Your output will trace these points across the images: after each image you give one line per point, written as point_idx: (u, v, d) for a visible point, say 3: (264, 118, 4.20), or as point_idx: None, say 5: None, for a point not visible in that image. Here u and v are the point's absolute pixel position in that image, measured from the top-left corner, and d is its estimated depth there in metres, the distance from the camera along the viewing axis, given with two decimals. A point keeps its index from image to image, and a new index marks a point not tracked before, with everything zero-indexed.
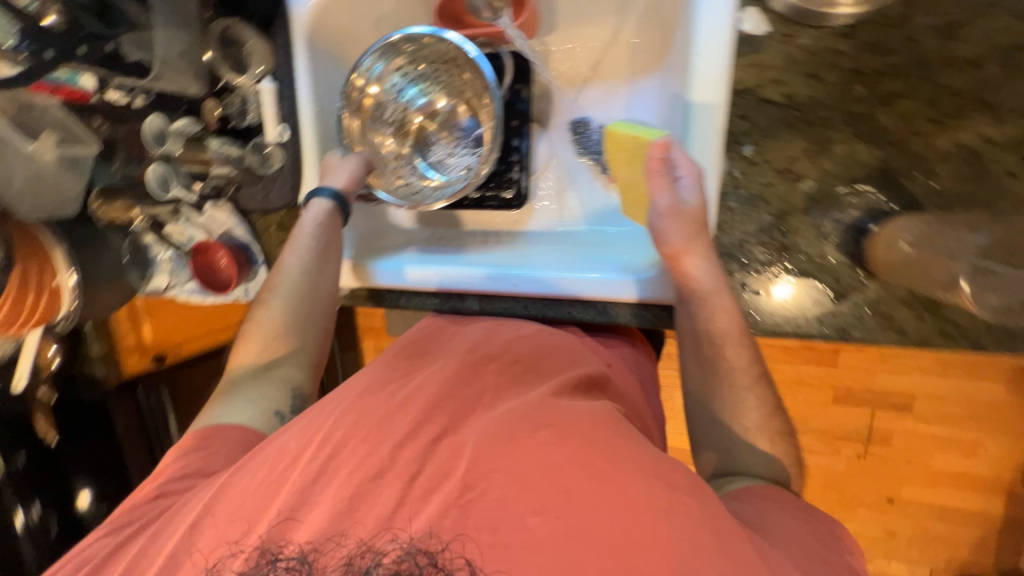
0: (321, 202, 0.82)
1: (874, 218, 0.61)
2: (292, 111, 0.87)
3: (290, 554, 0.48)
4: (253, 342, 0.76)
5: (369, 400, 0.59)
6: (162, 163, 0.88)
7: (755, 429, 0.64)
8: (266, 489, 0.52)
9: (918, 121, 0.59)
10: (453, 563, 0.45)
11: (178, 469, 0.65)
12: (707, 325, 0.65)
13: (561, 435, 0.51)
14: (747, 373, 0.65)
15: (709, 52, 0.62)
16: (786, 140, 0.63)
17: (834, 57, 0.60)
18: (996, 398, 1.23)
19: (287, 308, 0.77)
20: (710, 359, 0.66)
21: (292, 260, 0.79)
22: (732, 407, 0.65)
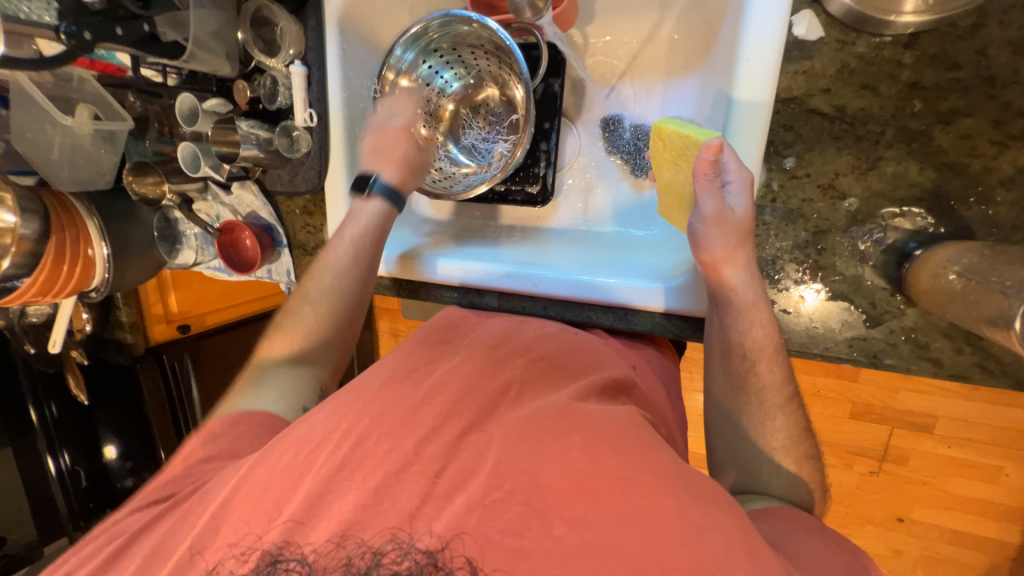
0: (376, 203, 0.82)
1: (921, 242, 0.58)
2: (321, 96, 0.85)
3: (293, 557, 0.48)
4: (293, 335, 0.80)
5: (392, 392, 0.59)
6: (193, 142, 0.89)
7: (783, 450, 0.63)
8: (284, 474, 0.53)
9: (980, 143, 0.54)
10: (453, 562, 0.45)
11: (207, 450, 0.67)
12: (741, 338, 0.63)
13: (590, 442, 0.51)
14: (780, 393, 0.64)
15: (756, 53, 0.59)
16: (831, 154, 0.60)
17: (893, 69, 0.56)
18: (1021, 425, 1.18)
19: (331, 308, 0.80)
20: (743, 376, 0.65)
21: (333, 255, 0.81)
22: (759, 425, 0.64)
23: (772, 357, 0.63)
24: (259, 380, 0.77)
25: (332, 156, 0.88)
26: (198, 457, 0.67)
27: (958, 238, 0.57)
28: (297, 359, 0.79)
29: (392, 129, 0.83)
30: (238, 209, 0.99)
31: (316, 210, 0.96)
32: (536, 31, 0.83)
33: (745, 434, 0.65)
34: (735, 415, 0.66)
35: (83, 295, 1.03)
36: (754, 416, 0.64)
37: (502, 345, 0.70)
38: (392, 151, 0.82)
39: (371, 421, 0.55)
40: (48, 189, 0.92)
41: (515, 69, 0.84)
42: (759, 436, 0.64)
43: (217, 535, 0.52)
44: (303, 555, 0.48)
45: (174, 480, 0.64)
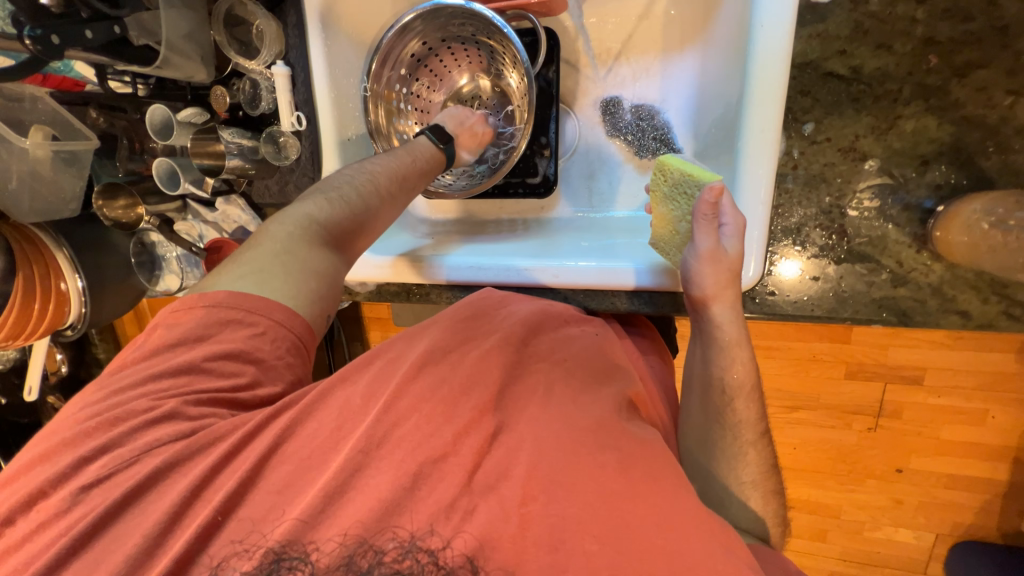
0: (434, 150, 0.78)
1: (940, 199, 0.59)
2: (307, 98, 0.80)
3: (296, 554, 0.45)
4: (331, 206, 0.66)
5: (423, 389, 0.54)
6: (168, 157, 0.84)
7: (751, 484, 0.64)
8: (286, 486, 0.49)
9: (996, 93, 0.55)
10: (454, 560, 0.44)
11: (215, 345, 0.56)
12: (722, 373, 0.65)
13: (625, 464, 0.49)
14: (753, 428, 0.66)
15: (771, 20, 0.58)
16: (850, 117, 0.60)
17: (907, 25, 0.56)
18: (1005, 368, 1.22)
19: (384, 206, 0.70)
20: (721, 410, 0.66)
21: (373, 168, 0.71)
22: (733, 458, 0.65)
23: (752, 394, 0.66)
24: (281, 245, 0.62)
25: (325, 163, 0.82)
26: (209, 352, 0.55)
27: (981, 187, 0.58)
28: (329, 250, 0.65)
29: (474, 119, 0.85)
30: (223, 226, 0.92)
31: None
32: (533, 14, 0.77)
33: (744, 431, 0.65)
34: (709, 440, 0.66)
35: (57, 335, 0.94)
36: (727, 455, 0.65)
37: (529, 334, 0.65)
38: (469, 140, 0.84)
39: (392, 420, 0.51)
40: (8, 222, 0.83)
41: (514, 56, 0.81)
42: (731, 473, 0.64)
43: (224, 528, 0.47)
44: (306, 553, 0.45)
45: (189, 387, 0.54)
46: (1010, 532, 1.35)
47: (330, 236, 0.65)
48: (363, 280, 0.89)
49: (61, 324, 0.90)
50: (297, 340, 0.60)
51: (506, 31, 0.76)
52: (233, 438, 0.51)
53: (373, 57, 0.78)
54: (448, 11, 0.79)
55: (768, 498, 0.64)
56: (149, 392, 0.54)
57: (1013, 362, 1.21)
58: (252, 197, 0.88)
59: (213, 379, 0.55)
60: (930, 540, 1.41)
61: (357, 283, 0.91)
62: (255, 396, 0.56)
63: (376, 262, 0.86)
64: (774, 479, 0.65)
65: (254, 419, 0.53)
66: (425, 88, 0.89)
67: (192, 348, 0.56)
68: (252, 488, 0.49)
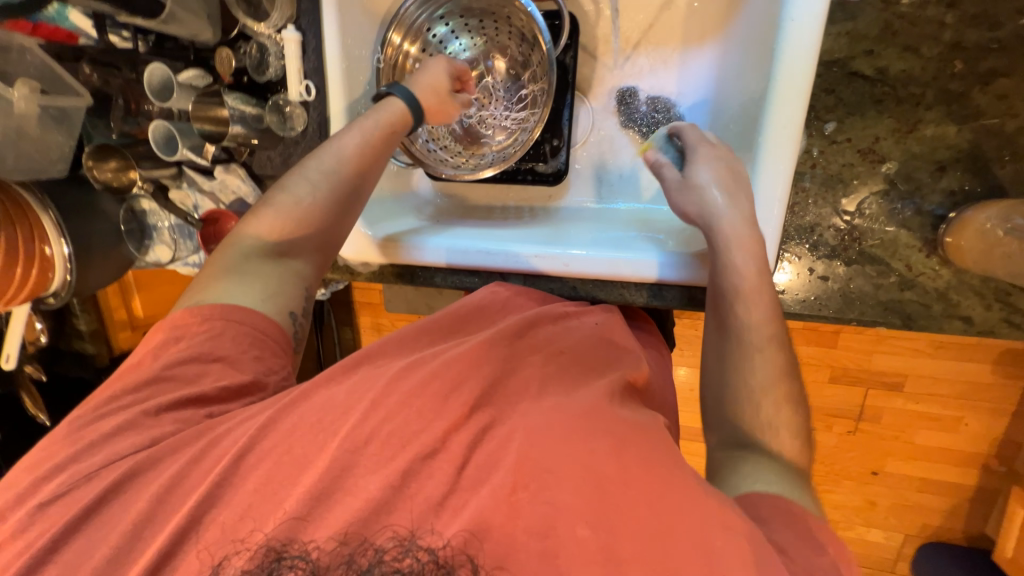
0: (397, 104, 0.72)
1: (952, 205, 0.60)
2: (317, 67, 0.77)
3: (297, 552, 0.43)
4: (276, 220, 0.66)
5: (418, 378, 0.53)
6: (165, 120, 0.80)
7: (763, 391, 0.58)
8: (280, 477, 0.47)
9: (1016, 103, 0.56)
10: (456, 559, 0.42)
11: (178, 351, 0.57)
12: (719, 281, 0.63)
13: (624, 450, 0.47)
14: (762, 332, 0.60)
15: (804, 14, 0.58)
16: (872, 118, 0.60)
17: (935, 29, 0.56)
18: (981, 377, 1.26)
19: (327, 206, 0.68)
20: (726, 321, 0.62)
21: (343, 144, 0.69)
22: (742, 368, 0.60)
23: (761, 304, 0.61)
24: (225, 270, 0.63)
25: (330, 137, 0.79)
26: (170, 359, 0.56)
27: (994, 195, 0.58)
28: (282, 258, 0.66)
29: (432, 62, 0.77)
30: (221, 197, 0.88)
31: None
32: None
33: (749, 341, 0.60)
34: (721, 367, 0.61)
35: (37, 302, 0.89)
36: (739, 376, 0.59)
37: (528, 326, 0.64)
38: (423, 77, 0.75)
39: (394, 405, 0.49)
40: None
41: (534, 37, 0.79)
42: (742, 387, 0.59)
43: (221, 524, 0.46)
44: (306, 552, 0.43)
45: (151, 398, 0.54)
46: (975, 535, 1.41)
47: (283, 250, 0.66)
48: (364, 260, 0.87)
49: (42, 291, 0.85)
50: (261, 336, 0.60)
51: (529, 11, 0.75)
52: (211, 439, 0.50)
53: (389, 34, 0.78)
54: None
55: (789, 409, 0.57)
56: (128, 407, 0.53)
57: (989, 372, 1.25)
58: (252, 167, 0.85)
59: (180, 385, 0.55)
60: (899, 540, 1.46)
61: (360, 263, 0.89)
62: (228, 389, 0.56)
63: (376, 241, 0.83)
64: (795, 387, 0.59)
65: (231, 419, 0.52)
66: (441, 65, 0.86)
67: (152, 363, 0.56)
68: (249, 477, 0.47)
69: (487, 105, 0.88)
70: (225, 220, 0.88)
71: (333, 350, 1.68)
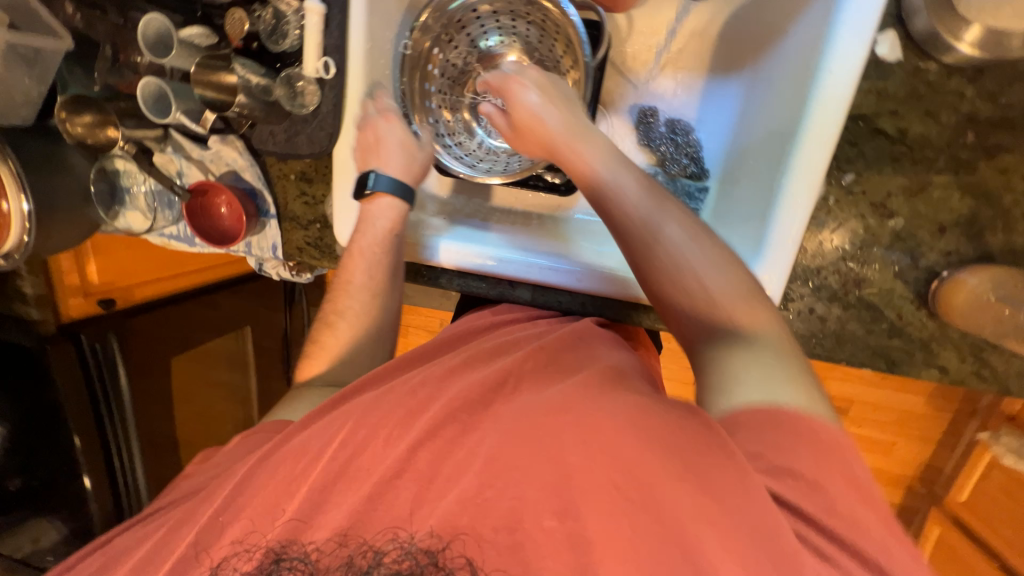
0: (388, 200, 0.72)
1: (947, 264, 0.64)
2: (339, 45, 0.72)
3: (296, 554, 0.49)
4: (326, 358, 0.74)
5: (389, 399, 0.56)
6: (157, 79, 0.73)
7: (698, 269, 0.57)
8: (283, 485, 0.53)
9: (1014, 178, 0.61)
10: (453, 561, 0.45)
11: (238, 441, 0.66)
12: (607, 195, 0.61)
13: (588, 436, 0.45)
14: (665, 212, 0.59)
15: (839, 70, 0.60)
16: (887, 174, 0.63)
17: (956, 100, 0.60)
18: (915, 408, 1.38)
19: (376, 295, 0.74)
20: (629, 228, 0.60)
21: (358, 273, 0.73)
22: (663, 264, 0.58)
23: (656, 198, 0.60)
24: (294, 396, 0.71)
25: (337, 191, 0.77)
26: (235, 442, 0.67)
27: (984, 260, 0.63)
28: (349, 354, 0.74)
29: (381, 123, 0.72)
30: (209, 166, 0.82)
31: (316, 178, 0.82)
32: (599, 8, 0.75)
33: (658, 232, 0.58)
34: (649, 269, 0.59)
35: None
36: (668, 263, 0.57)
37: (509, 344, 0.65)
38: (387, 149, 0.72)
39: (370, 429, 0.53)
40: None
41: (568, 46, 0.74)
42: (677, 280, 0.57)
43: (235, 527, 0.53)
44: (305, 554, 0.49)
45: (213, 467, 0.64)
46: None
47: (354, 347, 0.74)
48: None
49: None
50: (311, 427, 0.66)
51: (572, 22, 0.70)
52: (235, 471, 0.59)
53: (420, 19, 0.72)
54: None
55: (731, 269, 0.56)
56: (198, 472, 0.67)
57: (923, 403, 1.37)
58: (252, 141, 0.78)
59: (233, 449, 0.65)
60: None
61: None
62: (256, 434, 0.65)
63: None
64: (727, 254, 0.57)
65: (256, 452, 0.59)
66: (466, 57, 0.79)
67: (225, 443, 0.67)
68: (255, 490, 0.54)
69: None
70: (213, 194, 0.82)
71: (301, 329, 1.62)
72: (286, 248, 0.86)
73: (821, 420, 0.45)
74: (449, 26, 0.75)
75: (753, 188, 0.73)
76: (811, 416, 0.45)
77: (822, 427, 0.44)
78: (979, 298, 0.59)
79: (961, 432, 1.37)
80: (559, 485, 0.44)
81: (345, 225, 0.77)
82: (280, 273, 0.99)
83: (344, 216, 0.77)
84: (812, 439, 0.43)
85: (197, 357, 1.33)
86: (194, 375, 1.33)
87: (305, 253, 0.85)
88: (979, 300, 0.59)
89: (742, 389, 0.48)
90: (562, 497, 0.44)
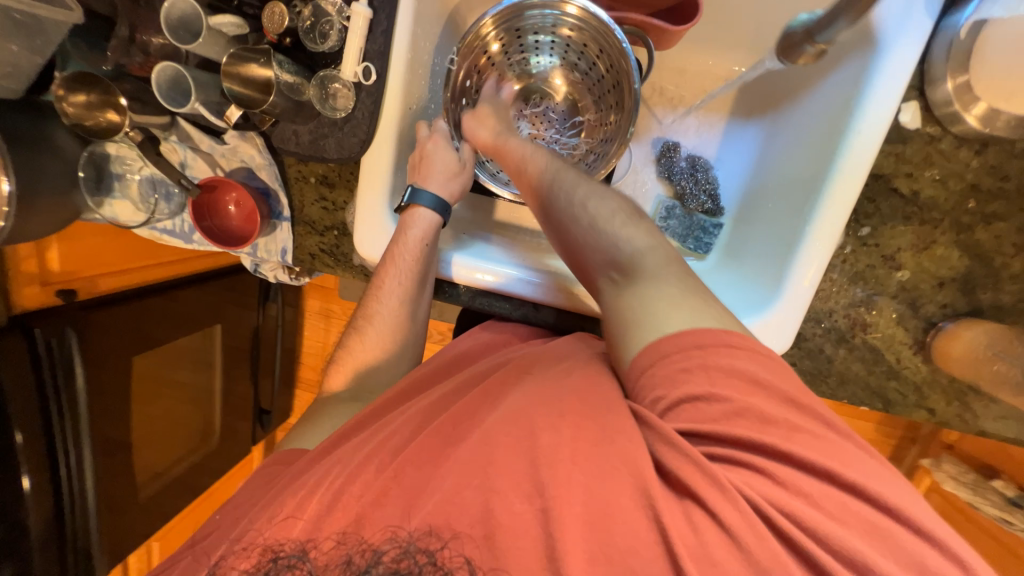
0: (425, 212, 0.71)
1: (944, 317, 0.70)
2: (383, 51, 0.70)
3: (288, 551, 0.51)
4: (351, 374, 0.75)
5: (399, 417, 0.60)
6: (176, 65, 0.68)
7: (610, 224, 0.59)
8: (295, 504, 0.54)
9: (1005, 243, 0.67)
10: (452, 561, 0.45)
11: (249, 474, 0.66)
12: (533, 177, 0.67)
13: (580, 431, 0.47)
14: (573, 180, 0.64)
15: (866, 132, 0.65)
16: (899, 230, 0.69)
17: (962, 169, 0.67)
18: (868, 436, 1.46)
19: (405, 304, 0.72)
20: (552, 198, 0.64)
21: (392, 285, 0.71)
22: (583, 231, 0.60)
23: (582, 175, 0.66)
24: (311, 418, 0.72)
25: (362, 201, 0.73)
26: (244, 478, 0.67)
27: (973, 314, 0.69)
28: (371, 365, 0.75)
29: (428, 143, 0.74)
30: (218, 160, 0.78)
31: (338, 182, 0.78)
32: (649, 38, 0.75)
33: (573, 202, 0.62)
34: (569, 231, 0.62)
35: None
36: (584, 222, 0.61)
37: (502, 361, 0.65)
38: (431, 167, 0.73)
39: (373, 448, 0.56)
40: None
41: (613, 73, 0.76)
42: (596, 242, 0.59)
43: (247, 545, 0.54)
44: (305, 553, 0.50)
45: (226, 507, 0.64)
46: None
47: (385, 354, 0.75)
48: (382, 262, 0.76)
49: None
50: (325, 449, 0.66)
51: (618, 44, 0.71)
52: (253, 505, 0.60)
53: (470, 37, 0.74)
54: (571, 9, 0.72)
55: (636, 222, 0.60)
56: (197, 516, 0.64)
57: (875, 432, 1.46)
58: (272, 139, 0.74)
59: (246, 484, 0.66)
60: None
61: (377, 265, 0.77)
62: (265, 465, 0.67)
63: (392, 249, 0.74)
64: (633, 208, 0.62)
65: (275, 482, 0.62)
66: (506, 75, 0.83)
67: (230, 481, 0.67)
68: (263, 512, 0.56)
69: (537, 126, 0.87)
70: (222, 190, 0.79)
71: (273, 330, 1.36)
72: (297, 253, 0.81)
73: (705, 331, 0.48)
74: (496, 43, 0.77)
75: (771, 230, 0.76)
76: (696, 330, 0.48)
77: (709, 341, 0.48)
78: (963, 339, 0.67)
79: (903, 458, 1.45)
80: (531, 476, 0.46)
81: (368, 235, 0.73)
82: (278, 276, 0.93)
83: (368, 227, 0.73)
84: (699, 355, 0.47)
85: (155, 356, 1.05)
86: (151, 376, 1.06)
87: (318, 260, 0.80)
88: (964, 337, 0.66)
89: (667, 328, 0.50)
90: (536, 487, 0.45)
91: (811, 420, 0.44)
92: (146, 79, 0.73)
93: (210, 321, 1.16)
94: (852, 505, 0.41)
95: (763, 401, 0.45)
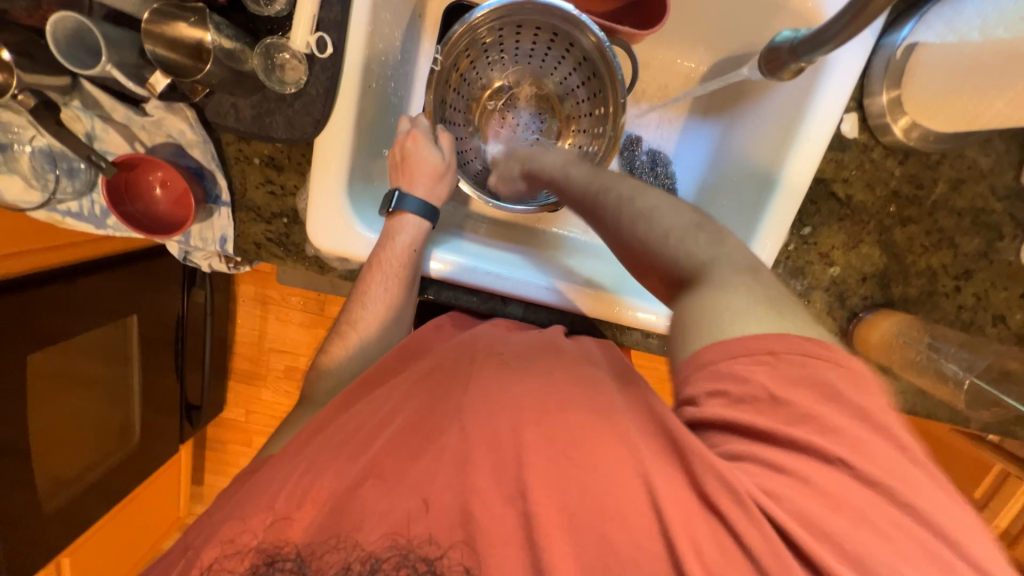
0: (413, 217, 0.69)
1: (864, 308, 0.78)
2: (340, 21, 0.64)
3: (288, 556, 0.46)
4: (319, 380, 0.71)
5: (362, 417, 0.56)
6: (74, 16, 0.56)
7: (677, 232, 0.52)
8: (254, 518, 0.49)
9: (916, 243, 0.76)
10: (452, 571, 0.43)
11: None
12: (589, 185, 0.61)
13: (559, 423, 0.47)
14: (632, 189, 0.57)
15: (812, 141, 0.70)
16: (835, 230, 0.76)
17: (888, 177, 0.75)
18: None
19: (390, 309, 0.70)
20: (606, 204, 0.58)
21: (377, 290, 0.69)
22: (644, 232, 0.53)
23: (633, 184, 0.58)
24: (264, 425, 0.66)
25: (315, 187, 0.66)
26: None
27: (888, 305, 0.78)
28: (338, 367, 0.71)
29: (409, 143, 0.70)
30: (137, 133, 0.69)
31: (287, 165, 0.70)
32: (632, 50, 0.75)
33: (630, 207, 0.55)
34: (630, 252, 0.56)
35: None
36: (646, 241, 0.53)
37: (469, 347, 0.62)
38: (415, 168, 0.70)
39: (338, 450, 0.52)
40: None
41: (593, 75, 0.76)
42: (663, 250, 0.52)
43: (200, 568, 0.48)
44: (294, 560, 0.45)
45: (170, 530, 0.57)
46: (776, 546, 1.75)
47: (358, 360, 0.71)
48: (342, 255, 0.71)
49: None
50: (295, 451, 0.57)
51: (607, 56, 0.71)
52: (205, 523, 0.54)
53: (455, 28, 0.71)
54: (556, 14, 0.71)
55: (706, 231, 0.52)
56: None
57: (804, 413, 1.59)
58: (205, 112, 0.66)
59: None
60: None
61: (336, 257, 0.72)
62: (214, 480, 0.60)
63: (358, 241, 0.69)
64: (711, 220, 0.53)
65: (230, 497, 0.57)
66: (482, 67, 0.79)
67: None
68: (216, 532, 0.50)
69: (506, 118, 0.84)
70: (145, 169, 0.70)
71: (202, 319, 1.19)
72: (240, 242, 0.73)
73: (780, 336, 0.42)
74: (476, 42, 0.75)
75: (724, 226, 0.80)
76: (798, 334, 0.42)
77: (783, 348, 0.42)
78: (873, 325, 0.75)
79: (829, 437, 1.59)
80: (520, 473, 0.44)
81: (323, 222, 0.67)
82: (213, 266, 0.81)
83: (324, 214, 0.67)
84: (766, 349, 0.42)
85: (58, 353, 0.89)
86: (56, 374, 0.91)
87: (265, 250, 0.73)
88: (876, 326, 0.75)
89: (749, 327, 0.43)
90: (520, 483, 0.44)
91: (870, 409, 0.39)
92: (40, 30, 0.62)
93: (127, 312, 1.00)
94: (880, 498, 0.37)
95: (828, 393, 0.40)
